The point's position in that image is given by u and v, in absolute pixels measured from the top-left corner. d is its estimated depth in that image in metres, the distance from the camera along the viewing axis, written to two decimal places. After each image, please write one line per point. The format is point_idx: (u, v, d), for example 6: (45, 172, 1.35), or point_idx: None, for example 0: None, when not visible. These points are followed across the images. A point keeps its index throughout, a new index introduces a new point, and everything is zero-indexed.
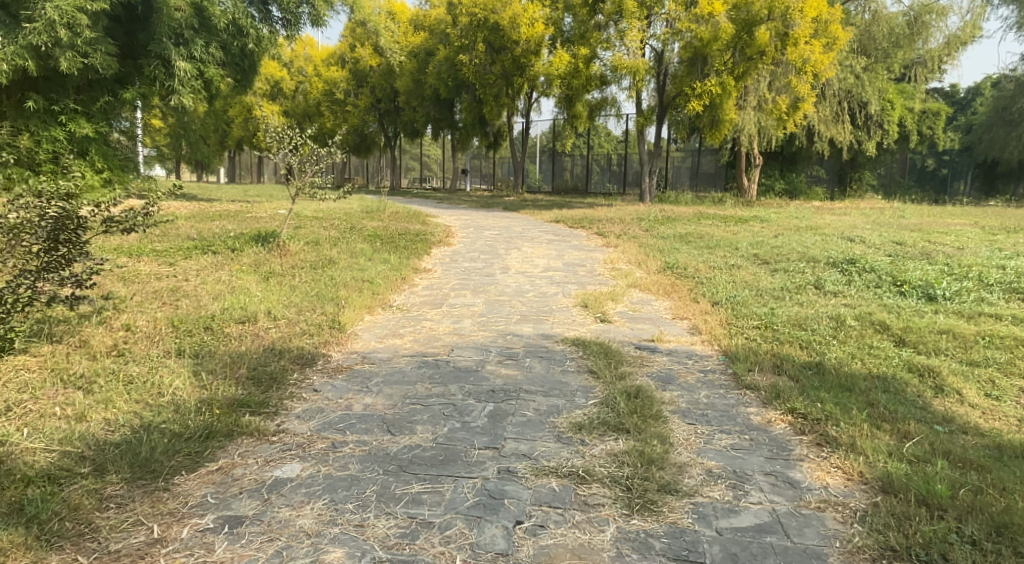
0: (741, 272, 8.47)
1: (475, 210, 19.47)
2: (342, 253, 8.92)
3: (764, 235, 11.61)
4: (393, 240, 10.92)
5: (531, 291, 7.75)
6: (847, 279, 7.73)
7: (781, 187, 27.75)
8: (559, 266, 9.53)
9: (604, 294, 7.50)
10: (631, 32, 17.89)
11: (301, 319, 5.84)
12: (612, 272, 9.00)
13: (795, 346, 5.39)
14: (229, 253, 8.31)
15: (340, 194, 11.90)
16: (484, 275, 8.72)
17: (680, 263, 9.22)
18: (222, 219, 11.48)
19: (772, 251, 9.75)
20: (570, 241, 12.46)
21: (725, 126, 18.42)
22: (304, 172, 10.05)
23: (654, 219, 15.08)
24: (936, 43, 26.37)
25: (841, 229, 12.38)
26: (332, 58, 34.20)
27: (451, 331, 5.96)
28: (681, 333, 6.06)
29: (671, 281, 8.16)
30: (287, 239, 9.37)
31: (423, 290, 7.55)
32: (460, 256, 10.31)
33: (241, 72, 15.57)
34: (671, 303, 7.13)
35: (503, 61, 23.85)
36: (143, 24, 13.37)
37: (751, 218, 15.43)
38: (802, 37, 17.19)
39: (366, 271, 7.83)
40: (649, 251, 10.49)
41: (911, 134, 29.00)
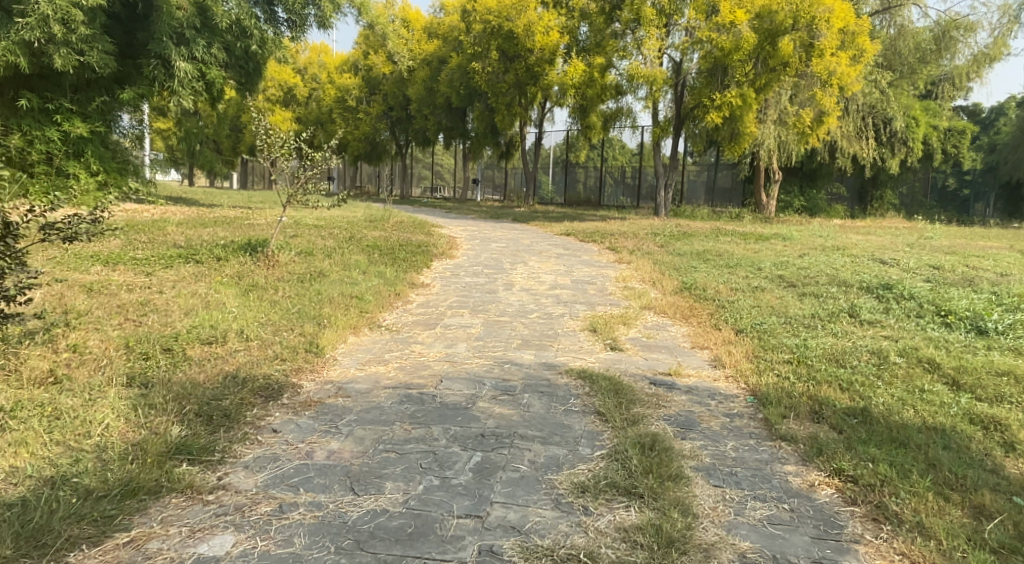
0: (766, 295, 7.82)
1: (484, 221, 18.87)
2: (335, 265, 8.31)
3: (788, 254, 10.94)
4: (393, 252, 10.31)
5: (536, 311, 7.11)
6: (884, 308, 7.06)
7: (800, 204, 26.98)
8: (568, 283, 8.91)
9: (615, 317, 6.84)
10: (649, 41, 17.24)
11: (275, 341, 5.21)
12: (625, 291, 8.36)
13: (835, 388, 4.72)
14: (213, 262, 7.72)
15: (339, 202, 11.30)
16: (487, 292, 8.11)
17: (699, 283, 8.56)
18: (215, 226, 10.91)
19: (798, 273, 9.08)
20: (580, 256, 11.84)
21: (745, 140, 17.74)
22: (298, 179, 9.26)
23: (670, 235, 14.44)
24: (963, 60, 25.60)
25: (870, 250, 11.69)
26: (346, 64, 33.79)
27: (443, 358, 5.32)
28: (702, 366, 5.39)
29: (689, 304, 7.49)
30: (278, 248, 8.77)
31: (419, 309, 6.93)
32: (463, 270, 9.71)
33: (246, 75, 15.04)
34: (689, 330, 6.46)
35: (517, 69, 23.31)
36: (143, 23, 12.91)
37: (772, 235, 14.76)
38: (828, 49, 16.49)
39: (358, 286, 7.21)
40: (665, 268, 9.84)
41: (935, 152, 28.17)
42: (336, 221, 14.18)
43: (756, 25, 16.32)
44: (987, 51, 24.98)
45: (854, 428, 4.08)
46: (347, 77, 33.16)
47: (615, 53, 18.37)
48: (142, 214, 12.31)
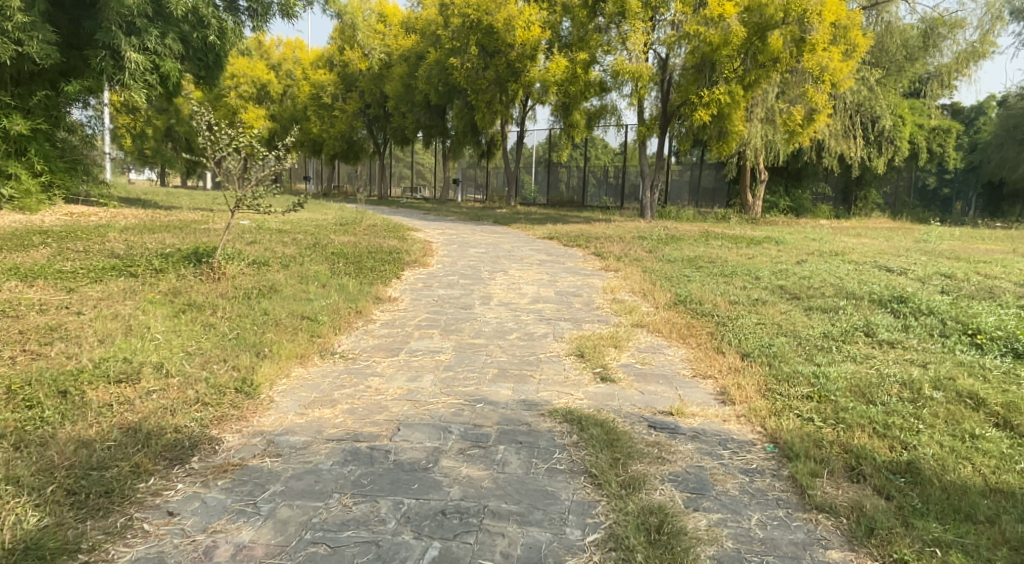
0: (769, 309, 7.07)
1: (462, 223, 18.06)
2: (290, 277, 7.44)
3: (784, 260, 10.22)
4: (359, 260, 9.45)
5: (515, 331, 6.30)
6: (902, 325, 6.34)
7: (786, 205, 26.38)
8: (551, 296, 8.11)
9: (604, 337, 6.03)
10: (634, 35, 16.46)
11: (200, 379, 4.36)
12: (614, 305, 7.56)
13: (869, 433, 3.94)
14: (149, 276, 6.85)
15: (301, 206, 10.41)
16: (461, 307, 7.29)
17: (694, 295, 7.78)
18: (165, 233, 9.98)
19: (801, 282, 8.35)
20: (564, 262, 11.07)
21: (733, 139, 17.02)
22: (249, 181, 8.05)
23: (657, 238, 13.72)
24: (948, 57, 25.16)
25: (870, 254, 11.03)
26: (321, 59, 32.78)
27: (404, 395, 4.49)
28: (707, 401, 4.60)
29: (686, 321, 6.69)
30: (228, 258, 7.88)
31: (382, 330, 6.10)
32: (436, 281, 8.90)
33: (204, 68, 14.22)
34: (689, 353, 5.66)
35: (497, 65, 22.43)
36: (90, 11, 12.04)
37: (764, 238, 14.11)
38: (820, 44, 15.77)
39: (311, 303, 6.35)
40: (656, 278, 9.08)
41: (920, 151, 27.60)
42: (303, 225, 13.28)
43: (746, 19, 15.57)
44: (973, 49, 24.53)
45: (904, 494, 3.33)
46: (322, 73, 32.15)
47: (599, 48, 17.58)
48: (89, 219, 11.38)
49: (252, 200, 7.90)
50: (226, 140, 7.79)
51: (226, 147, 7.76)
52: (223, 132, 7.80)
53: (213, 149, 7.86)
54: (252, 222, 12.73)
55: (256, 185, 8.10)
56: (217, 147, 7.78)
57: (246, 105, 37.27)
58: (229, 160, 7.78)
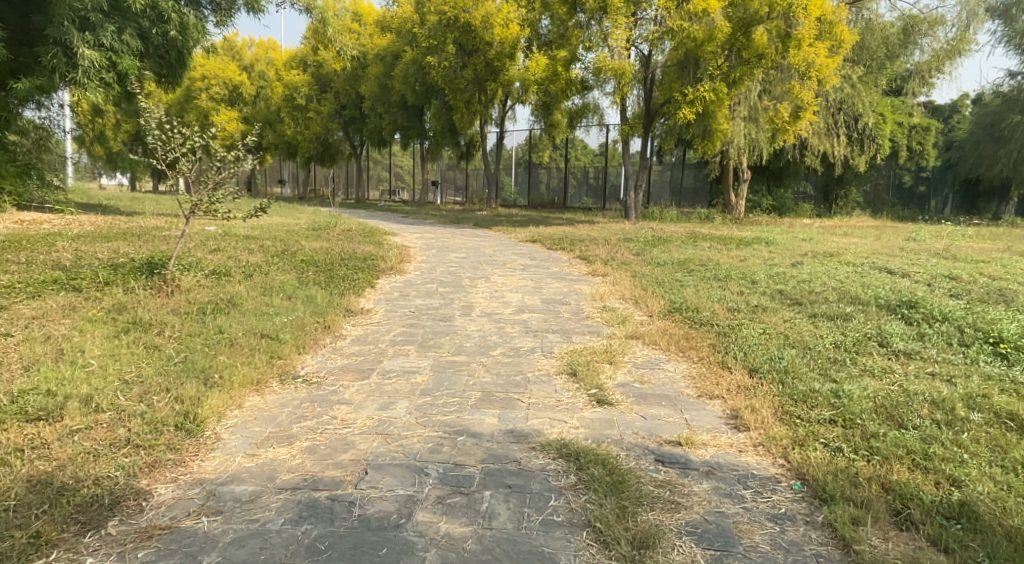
0: (772, 316, 6.54)
1: (441, 227, 17.49)
2: (252, 290, 6.84)
3: (778, 263, 9.74)
4: (330, 268, 8.86)
5: (500, 346, 5.73)
6: (917, 333, 5.82)
7: (769, 204, 26.06)
8: (537, 305, 7.56)
9: (598, 353, 5.47)
10: (616, 31, 15.99)
11: (135, 413, 3.79)
12: (606, 314, 7.00)
13: (910, 466, 3.42)
14: (93, 291, 6.25)
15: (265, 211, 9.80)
16: (440, 319, 6.72)
17: (690, 302, 7.26)
18: (121, 243, 9.35)
19: (801, 285, 7.85)
20: (548, 267, 10.54)
21: (717, 137, 16.57)
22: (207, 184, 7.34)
23: (642, 240, 13.23)
24: (925, 56, 25.00)
25: (864, 255, 10.58)
26: (294, 60, 32.08)
27: (374, 428, 3.90)
28: (717, 427, 4.06)
29: (684, 331, 6.15)
30: (184, 268, 7.27)
31: (352, 349, 5.49)
32: (413, 289, 8.31)
33: (167, 66, 13.69)
34: (691, 369, 5.12)
35: (476, 64, 21.86)
36: (41, 5, 11.43)
37: (753, 239, 13.66)
38: (806, 39, 15.36)
39: (273, 319, 5.76)
40: (647, 283, 8.56)
41: (900, 149, 27.36)
42: (274, 231, 12.65)
43: (730, 14, 15.15)
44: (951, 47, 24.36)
45: (965, 547, 2.84)
46: (296, 74, 31.44)
47: (579, 45, 17.10)
48: (41, 228, 10.75)
49: (209, 205, 7.24)
50: (180, 141, 7.14)
51: (179, 149, 7.10)
52: (178, 132, 7.14)
53: (165, 150, 7.18)
54: (219, 228, 12.09)
55: (214, 188, 7.39)
56: (170, 148, 7.12)
57: (218, 107, 36.48)
58: (183, 163, 7.12)
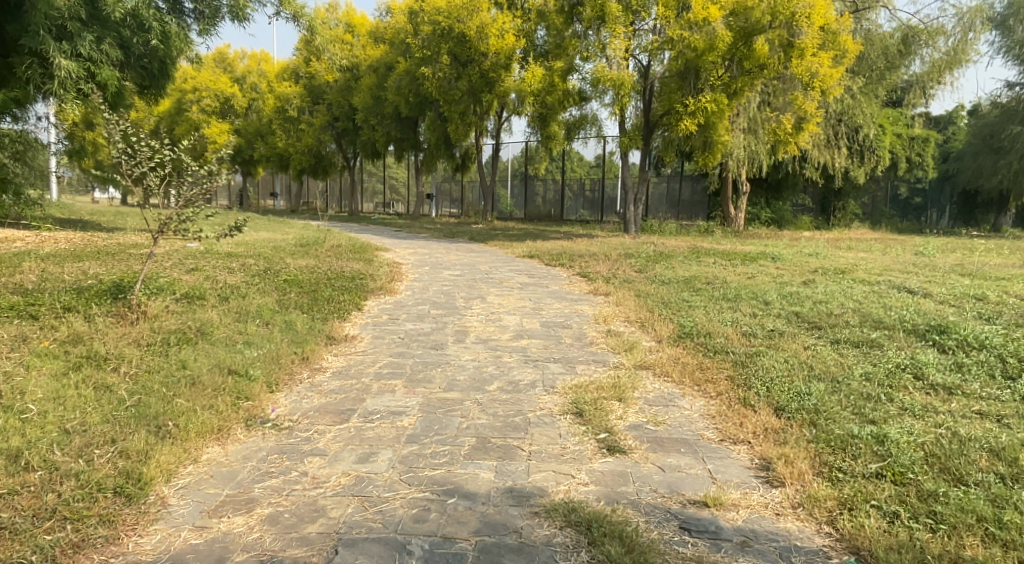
0: (791, 341, 5.98)
1: (435, 241, 16.97)
2: (225, 316, 6.29)
3: (789, 281, 9.20)
4: (315, 288, 8.33)
5: (497, 380, 5.17)
6: (954, 362, 5.25)
7: (768, 217, 25.58)
8: (535, 329, 7.01)
9: (605, 388, 4.90)
10: (614, 39, 15.43)
11: (70, 472, 3.25)
12: (611, 341, 6.44)
13: (982, 540, 2.91)
14: (51, 320, 5.73)
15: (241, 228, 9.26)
16: (431, 346, 6.16)
17: (701, 326, 6.70)
18: (92, 264, 8.81)
19: (818, 305, 7.31)
20: (546, 285, 10.02)
21: (718, 150, 16.06)
22: (174, 202, 6.73)
23: (643, 256, 12.72)
24: (922, 68, 24.59)
25: (877, 271, 10.06)
26: (286, 71, 31.63)
27: (350, 488, 3.38)
28: (746, 481, 3.51)
29: (698, 360, 5.60)
30: (154, 292, 6.74)
31: (329, 386, 4.92)
32: (402, 312, 7.76)
33: (149, 76, 13.30)
34: (709, 407, 4.56)
35: (470, 75, 21.37)
36: (14, 13, 10.91)
37: (758, 254, 13.15)
38: (810, 49, 14.76)
39: (245, 352, 5.22)
40: (652, 304, 8.01)
41: (900, 161, 26.94)
42: (259, 248, 12.10)
43: (731, 23, 14.64)
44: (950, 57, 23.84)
45: None
46: (288, 86, 30.99)
47: (575, 56, 16.61)
48: (12, 246, 10.21)
49: (179, 223, 6.68)
50: (147, 155, 6.59)
51: (146, 163, 6.55)
52: (144, 144, 6.60)
53: (129, 167, 6.61)
54: (201, 246, 11.54)
55: (184, 209, 6.79)
56: (136, 162, 6.57)
57: (210, 120, 36.01)
58: (149, 179, 6.57)
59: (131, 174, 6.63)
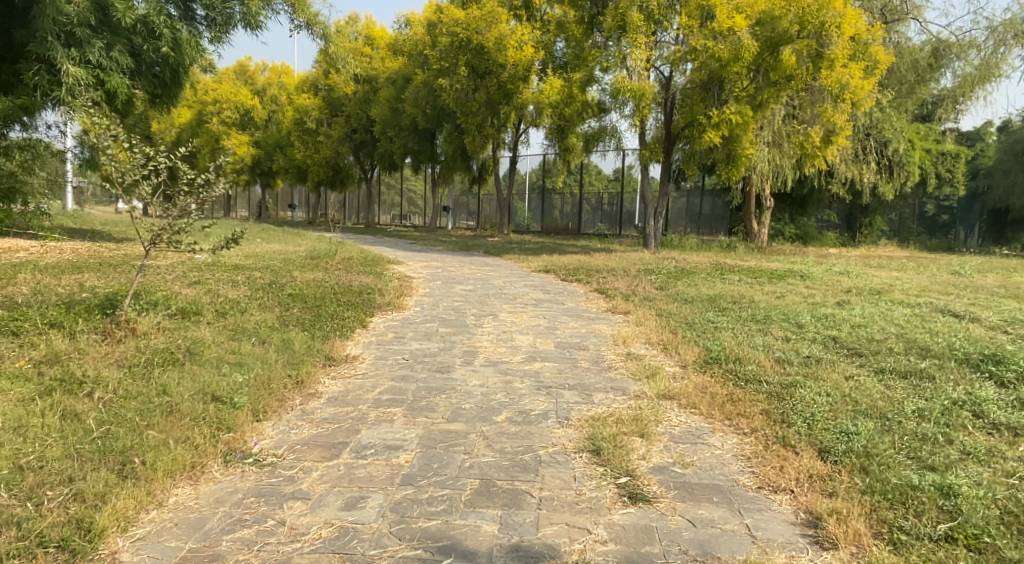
0: (829, 370, 5.48)
1: (450, 254, 16.60)
2: (220, 334, 5.88)
3: (820, 302, 8.67)
4: (319, 303, 7.94)
5: (506, 408, 4.71)
6: (1017, 397, 4.72)
7: (792, 232, 24.95)
8: (549, 350, 6.55)
9: (626, 421, 4.41)
10: (636, 49, 14.95)
11: (13, 521, 2.88)
12: (632, 366, 5.95)
13: None
14: (32, 336, 5.37)
15: (237, 241, 8.86)
16: (437, 369, 5.71)
17: (730, 350, 6.20)
18: (90, 276, 8.50)
19: (856, 329, 6.79)
20: (563, 302, 9.56)
21: (742, 163, 15.54)
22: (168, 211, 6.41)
23: (665, 272, 12.24)
24: (953, 81, 23.89)
25: (914, 292, 9.50)
26: (305, 83, 31.55)
27: (332, 543, 2.96)
28: (791, 543, 3.05)
29: (726, 390, 5.10)
30: (146, 306, 6.37)
31: (324, 415, 4.47)
32: (409, 329, 7.33)
33: (161, 85, 13.03)
34: (743, 446, 4.09)
35: (488, 86, 21.01)
36: (22, 19, 10.70)
37: (785, 272, 12.63)
38: (841, 59, 14.18)
39: (233, 376, 4.81)
40: (675, 325, 7.53)
41: (929, 176, 26.21)
42: (268, 261, 11.75)
43: (756, 33, 14.14)
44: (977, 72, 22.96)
45: None
46: (307, 98, 30.90)
47: (594, 66, 16.16)
48: (14, 256, 9.95)
49: (173, 233, 6.38)
50: (141, 163, 6.29)
51: (139, 172, 6.25)
52: (138, 152, 6.30)
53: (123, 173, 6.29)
54: (208, 257, 11.22)
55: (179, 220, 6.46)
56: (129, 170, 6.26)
57: (229, 131, 36.05)
58: (143, 187, 6.26)
59: (123, 182, 6.32)
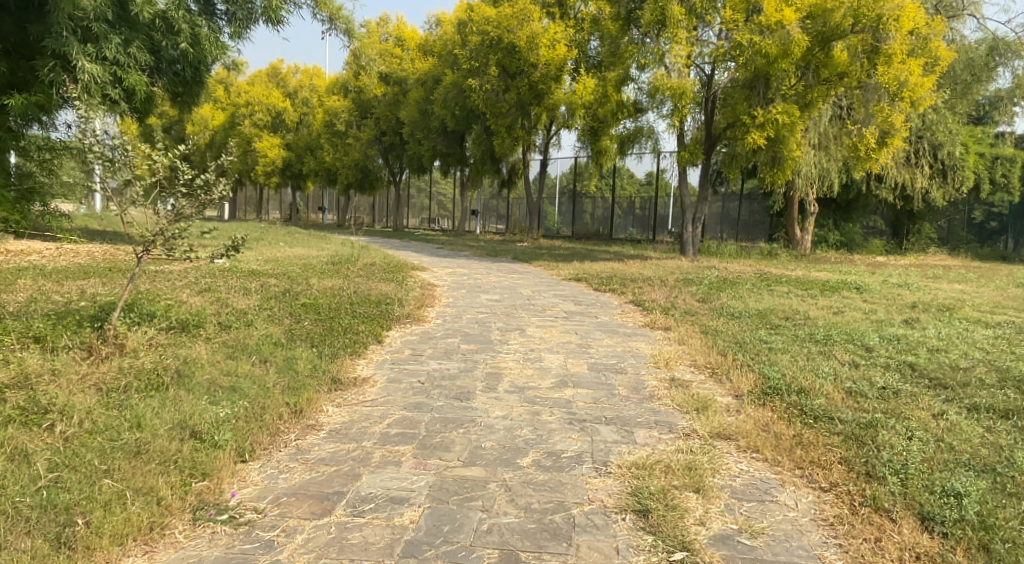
0: (913, 406, 4.76)
1: (478, 260, 15.96)
2: (217, 351, 5.27)
3: (883, 321, 7.85)
4: (334, 315, 7.35)
5: (533, 448, 4.03)
6: None
7: (836, 239, 23.89)
8: (583, 373, 5.86)
9: (677, 470, 3.71)
10: (675, 44, 14.27)
11: None
12: (679, 395, 5.25)
13: None
14: (8, 353, 4.83)
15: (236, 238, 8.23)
16: (454, 395, 5.05)
17: (791, 378, 5.47)
18: (93, 282, 7.99)
19: (933, 354, 6.02)
20: (597, 315, 8.87)
21: (789, 167, 14.68)
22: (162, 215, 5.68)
23: (706, 282, 11.47)
24: (1011, 82, 22.66)
25: (985, 308, 8.66)
26: (335, 85, 31.20)
27: None
28: None
29: (794, 431, 4.37)
30: (142, 319, 5.80)
31: (320, 455, 3.83)
32: (428, 346, 6.69)
33: (183, 83, 12.51)
34: (824, 510, 3.39)
35: (519, 87, 20.37)
36: (39, 13, 10.26)
37: (837, 283, 11.78)
38: (898, 55, 13.22)
39: (222, 405, 4.17)
40: (722, 344, 6.80)
41: (982, 181, 24.98)
42: (287, 266, 11.17)
43: (806, 26, 13.33)
44: None
45: None
46: (337, 100, 30.57)
47: (631, 65, 15.55)
48: (22, 260, 9.50)
49: (166, 240, 5.68)
50: (131, 160, 5.50)
51: (128, 172, 5.47)
52: (128, 150, 5.46)
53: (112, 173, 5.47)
54: (225, 263, 10.67)
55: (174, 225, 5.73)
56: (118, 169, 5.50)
57: (261, 133, 35.89)
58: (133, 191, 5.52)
59: (112, 181, 5.53)
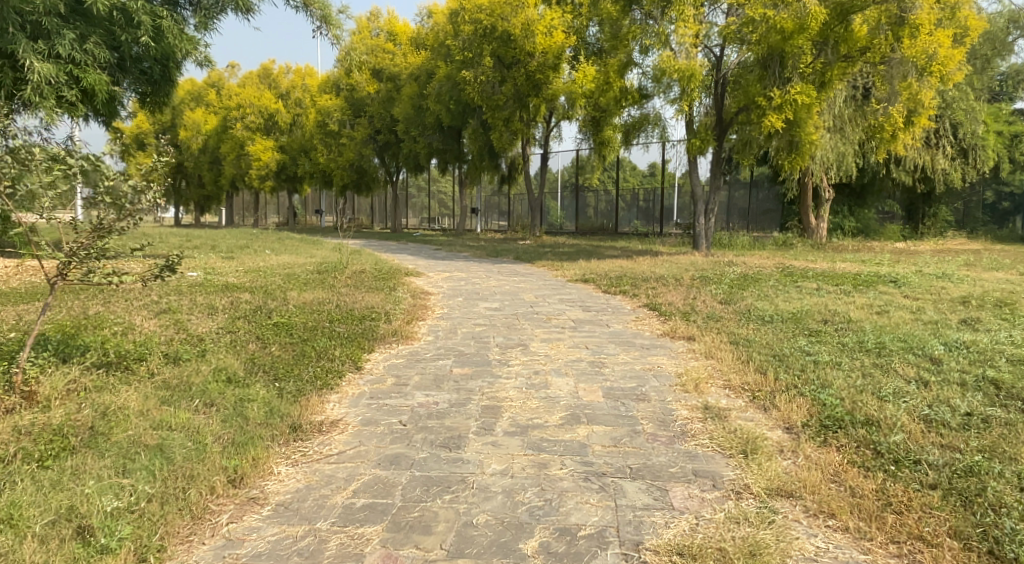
0: (1016, 444, 3.82)
1: (477, 262, 14.99)
2: (151, 396, 4.31)
3: (937, 323, 6.87)
4: (309, 337, 6.39)
5: (540, 523, 3.12)
6: None
7: (852, 227, 22.86)
8: (599, 403, 4.90)
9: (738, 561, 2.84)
10: (682, 23, 13.29)
11: None
12: (718, 433, 4.31)
13: None
14: None
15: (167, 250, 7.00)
16: (442, 442, 4.09)
17: (852, 406, 4.52)
18: (34, 307, 7.00)
19: (1013, 369, 5.06)
20: (610, 323, 7.91)
21: (807, 151, 13.69)
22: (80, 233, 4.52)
23: (725, 280, 10.50)
24: None
25: None
26: (327, 84, 30.24)
27: None
28: None
29: (874, 484, 3.43)
30: (69, 357, 4.87)
31: (257, 548, 2.92)
32: (415, 372, 5.72)
33: (151, 83, 11.50)
34: None
35: (515, 77, 19.37)
36: None
37: (870, 277, 10.79)
38: (925, 26, 12.20)
39: (137, 479, 3.25)
40: (758, 358, 5.85)
41: (1003, 161, 23.90)
42: (267, 278, 10.21)
43: None
44: None
45: None
46: (329, 99, 29.58)
47: (634, 49, 14.57)
48: None
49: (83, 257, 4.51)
50: (41, 164, 4.35)
51: (37, 176, 4.32)
52: (34, 153, 4.34)
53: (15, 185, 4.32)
54: (198, 278, 9.72)
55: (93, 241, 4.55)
56: (22, 175, 4.31)
57: (254, 136, 34.98)
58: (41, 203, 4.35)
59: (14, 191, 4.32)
